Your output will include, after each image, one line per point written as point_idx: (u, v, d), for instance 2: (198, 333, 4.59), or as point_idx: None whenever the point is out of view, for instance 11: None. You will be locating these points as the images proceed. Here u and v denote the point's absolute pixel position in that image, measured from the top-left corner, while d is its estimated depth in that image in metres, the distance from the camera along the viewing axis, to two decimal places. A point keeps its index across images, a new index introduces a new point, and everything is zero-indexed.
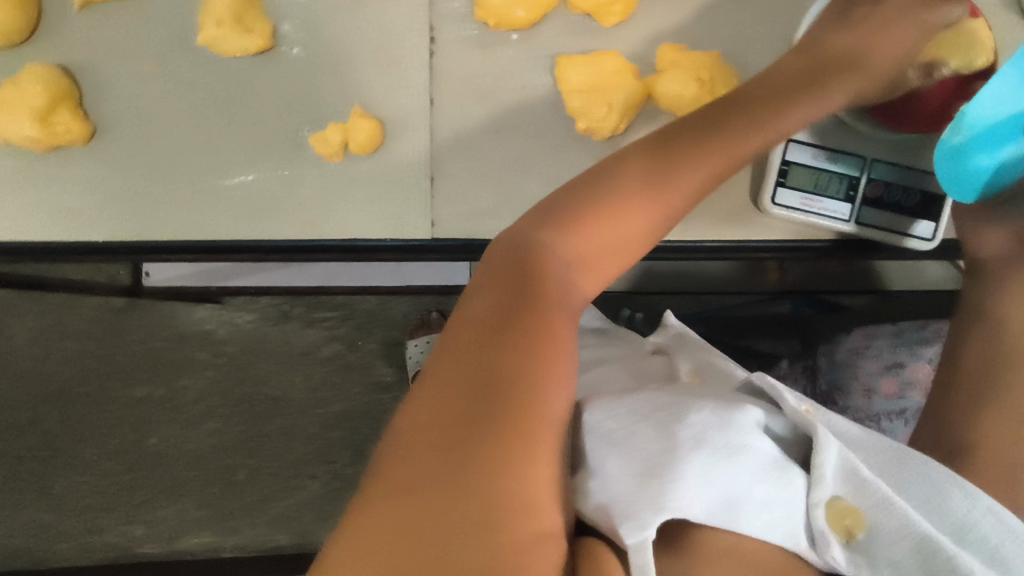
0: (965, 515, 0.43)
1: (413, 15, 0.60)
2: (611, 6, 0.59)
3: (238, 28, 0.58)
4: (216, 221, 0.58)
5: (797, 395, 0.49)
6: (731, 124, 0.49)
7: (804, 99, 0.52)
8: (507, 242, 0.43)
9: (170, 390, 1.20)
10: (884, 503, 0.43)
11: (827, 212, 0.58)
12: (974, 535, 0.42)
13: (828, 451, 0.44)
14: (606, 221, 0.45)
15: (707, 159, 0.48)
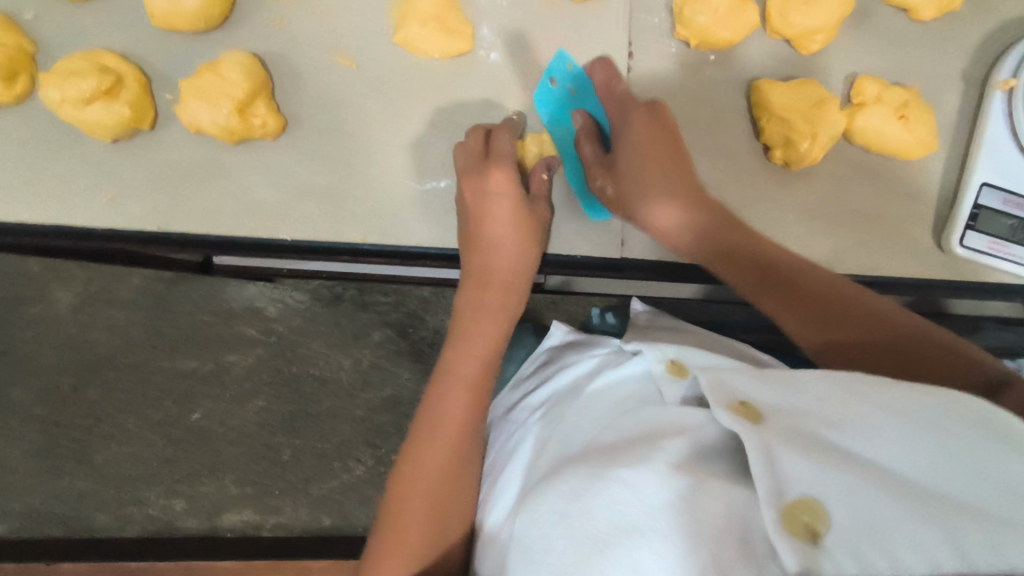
0: (907, 441, 0.35)
1: (614, 29, 0.60)
2: (814, 34, 0.59)
3: (443, 30, 0.56)
4: (411, 225, 0.57)
5: (747, 379, 0.43)
6: (511, 215, 0.55)
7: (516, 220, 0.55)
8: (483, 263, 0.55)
9: (217, 365, 1.03)
10: (824, 485, 0.35)
11: (1010, 256, 0.59)
12: (924, 467, 0.34)
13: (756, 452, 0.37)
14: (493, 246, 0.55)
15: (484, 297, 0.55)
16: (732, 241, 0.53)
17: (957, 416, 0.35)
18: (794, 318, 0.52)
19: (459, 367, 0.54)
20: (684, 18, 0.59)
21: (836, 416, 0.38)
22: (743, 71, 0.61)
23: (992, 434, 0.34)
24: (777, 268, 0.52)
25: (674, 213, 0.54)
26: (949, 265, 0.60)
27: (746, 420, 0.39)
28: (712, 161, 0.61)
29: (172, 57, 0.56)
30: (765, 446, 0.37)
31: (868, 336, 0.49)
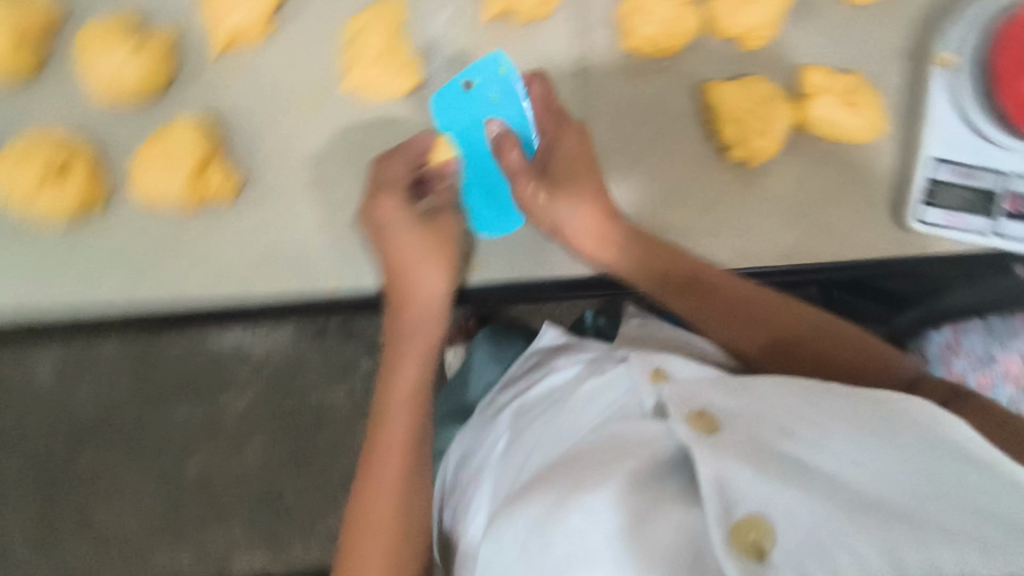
0: (852, 453, 0.36)
1: (561, 48, 0.61)
2: (758, 32, 0.61)
3: (390, 69, 0.56)
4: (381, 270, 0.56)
5: (713, 395, 0.44)
6: (417, 239, 0.54)
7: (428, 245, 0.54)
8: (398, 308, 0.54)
9: (213, 408, 1.01)
10: (771, 501, 0.35)
11: (967, 227, 0.61)
12: (865, 479, 0.35)
13: (703, 464, 0.38)
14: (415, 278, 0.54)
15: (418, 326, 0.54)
16: (659, 249, 0.55)
17: (897, 428, 0.37)
18: (737, 330, 0.54)
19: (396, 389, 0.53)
20: (629, 31, 0.60)
21: (783, 429, 0.39)
22: (692, 76, 0.62)
23: (934, 446, 0.35)
24: (707, 279, 0.54)
25: (591, 228, 0.55)
26: (910, 242, 0.62)
27: (694, 437, 0.41)
28: (672, 167, 0.61)
29: (125, 131, 0.57)
30: (711, 458, 0.38)
31: (804, 339, 0.53)
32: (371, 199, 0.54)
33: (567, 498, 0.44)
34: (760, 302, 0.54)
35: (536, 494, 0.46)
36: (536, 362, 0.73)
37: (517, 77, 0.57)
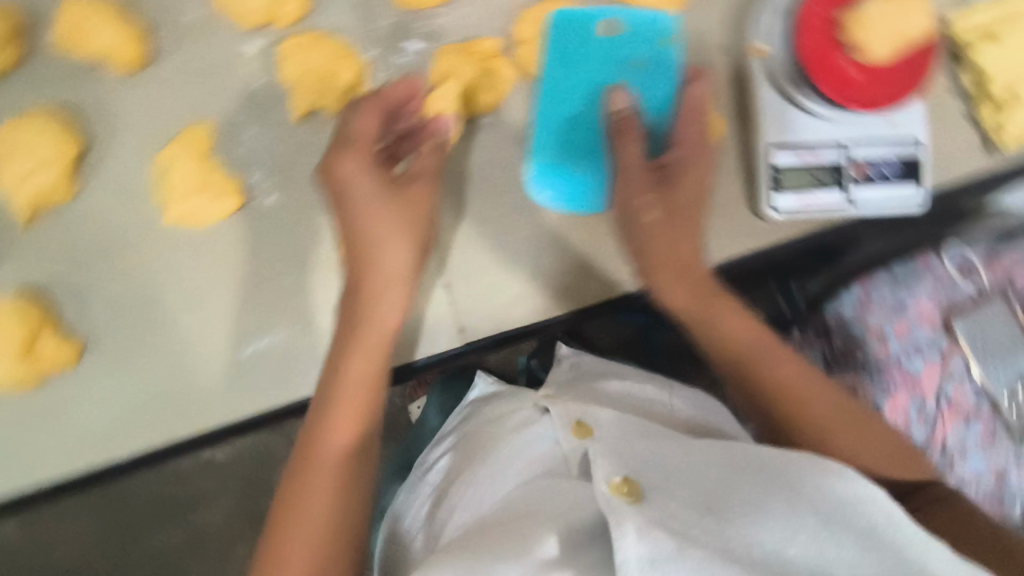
0: (788, 528, 0.41)
1: None
2: (573, 65, 0.60)
3: (207, 194, 0.55)
4: (245, 396, 0.55)
5: (652, 467, 0.47)
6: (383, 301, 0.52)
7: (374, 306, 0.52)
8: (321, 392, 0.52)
9: (190, 529, 0.98)
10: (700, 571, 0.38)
11: (822, 203, 0.61)
12: (799, 549, 0.40)
13: (624, 537, 0.40)
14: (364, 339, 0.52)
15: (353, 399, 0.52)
16: (698, 326, 0.55)
17: (828, 506, 0.41)
18: (764, 402, 0.54)
19: (324, 460, 0.51)
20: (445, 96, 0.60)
21: (718, 504, 0.43)
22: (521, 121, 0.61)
23: (858, 531, 0.40)
24: (756, 364, 0.54)
25: (680, 292, 0.54)
26: (775, 232, 0.61)
27: (614, 501, 0.43)
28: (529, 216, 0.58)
29: None
30: (635, 530, 0.40)
31: (822, 420, 0.52)
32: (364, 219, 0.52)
33: (479, 561, 0.43)
34: (772, 364, 0.54)
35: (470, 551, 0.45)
36: (465, 412, 0.74)
37: (676, 46, 0.61)
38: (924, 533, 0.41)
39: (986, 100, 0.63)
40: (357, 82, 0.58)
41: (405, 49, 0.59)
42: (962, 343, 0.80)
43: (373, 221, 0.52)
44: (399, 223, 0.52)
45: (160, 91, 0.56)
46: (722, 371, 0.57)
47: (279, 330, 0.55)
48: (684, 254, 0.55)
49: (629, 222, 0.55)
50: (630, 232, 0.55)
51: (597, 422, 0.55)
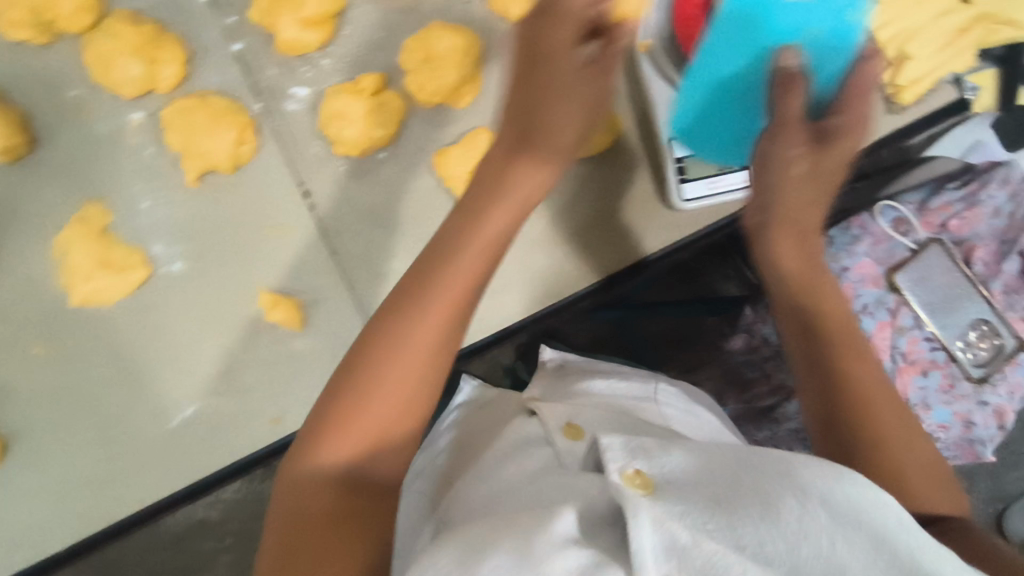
0: (800, 526, 0.34)
1: (278, 179, 0.59)
2: (460, 87, 0.60)
3: (110, 271, 0.55)
4: (182, 466, 0.55)
5: (674, 462, 0.41)
6: (423, 328, 0.44)
7: (409, 342, 0.44)
8: (328, 409, 0.43)
9: None
10: (713, 563, 0.32)
11: (731, 187, 0.60)
12: (813, 547, 0.33)
13: (640, 524, 0.34)
14: (384, 367, 0.43)
15: (356, 424, 0.43)
16: (805, 299, 0.51)
17: (841, 505, 0.36)
18: (813, 387, 0.50)
19: (316, 464, 0.42)
20: (336, 137, 0.59)
21: (728, 499, 0.36)
22: (417, 150, 0.60)
23: (871, 534, 0.34)
24: (846, 354, 0.49)
25: (790, 254, 0.51)
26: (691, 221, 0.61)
27: (630, 493, 0.37)
28: None
29: None
30: (653, 517, 0.34)
31: (870, 424, 0.47)
32: (499, 187, 0.47)
33: (489, 542, 0.37)
34: (855, 368, 0.49)
35: (449, 547, 0.38)
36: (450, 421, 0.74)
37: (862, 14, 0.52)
38: (930, 540, 0.35)
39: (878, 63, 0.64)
40: (248, 135, 0.57)
41: (294, 93, 0.60)
42: (909, 300, 0.82)
43: (515, 183, 0.47)
44: (478, 203, 0.48)
45: (49, 173, 0.56)
46: (794, 352, 0.51)
47: (206, 398, 0.56)
48: (826, 201, 0.51)
49: (774, 171, 0.48)
50: (761, 195, 0.50)
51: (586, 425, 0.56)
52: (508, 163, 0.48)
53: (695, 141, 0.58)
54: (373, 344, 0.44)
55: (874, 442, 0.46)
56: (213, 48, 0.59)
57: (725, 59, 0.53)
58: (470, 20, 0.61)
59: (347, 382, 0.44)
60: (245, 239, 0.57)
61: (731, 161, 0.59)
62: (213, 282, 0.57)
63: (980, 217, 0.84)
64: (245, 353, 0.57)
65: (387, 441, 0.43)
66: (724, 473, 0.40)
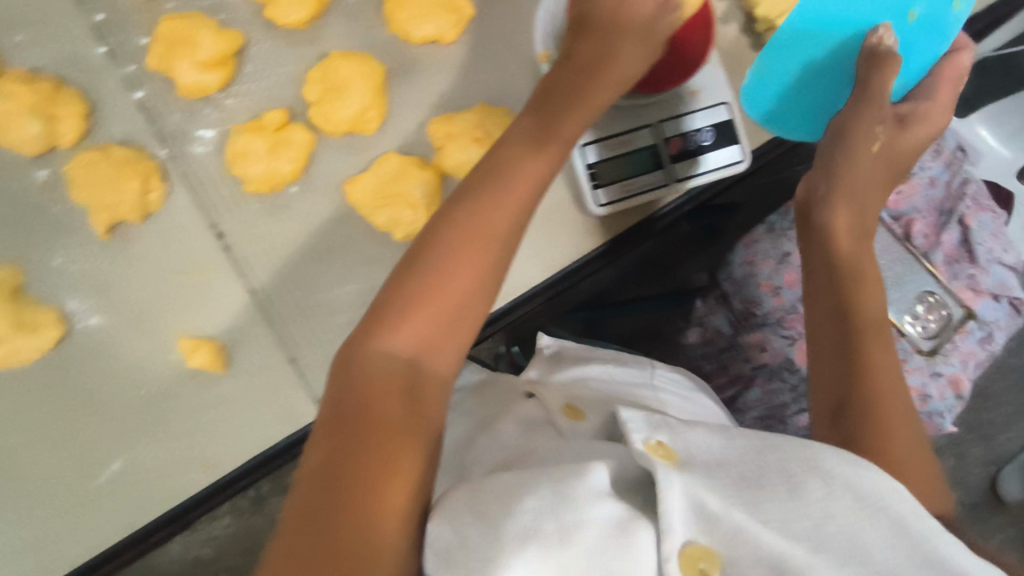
0: (824, 505, 0.37)
1: (189, 223, 0.59)
2: (364, 114, 0.59)
3: (22, 332, 0.55)
4: (118, 518, 0.56)
5: (704, 431, 0.42)
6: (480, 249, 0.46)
7: (461, 273, 0.45)
8: (387, 322, 0.44)
9: None
10: (740, 533, 0.36)
11: (644, 187, 0.62)
12: (835, 527, 0.36)
13: (673, 487, 0.37)
14: (438, 285, 0.45)
15: (416, 323, 0.44)
16: (845, 281, 0.54)
17: (863, 490, 0.38)
18: (829, 350, 0.53)
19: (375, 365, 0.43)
20: (245, 176, 0.58)
21: (757, 476, 0.39)
22: (327, 180, 0.60)
23: (890, 518, 0.36)
24: (869, 341, 0.52)
25: (844, 234, 0.56)
26: (605, 227, 0.63)
27: (651, 454, 0.39)
28: (360, 275, 0.59)
29: None
30: (685, 485, 0.37)
31: (876, 387, 0.51)
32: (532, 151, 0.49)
33: (519, 492, 0.40)
34: (869, 338, 0.52)
35: (490, 492, 0.41)
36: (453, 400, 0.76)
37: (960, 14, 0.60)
38: (940, 528, 0.37)
39: None
40: (154, 182, 0.57)
41: (200, 136, 0.59)
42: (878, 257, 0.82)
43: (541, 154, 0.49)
44: (513, 160, 0.49)
45: None
46: (821, 332, 0.54)
47: (133, 449, 0.56)
48: (874, 194, 0.58)
49: (850, 146, 0.57)
50: (822, 178, 0.58)
51: (585, 405, 0.61)
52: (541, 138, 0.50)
53: (783, 116, 0.63)
54: (434, 272, 0.45)
55: (873, 403, 0.50)
56: (114, 98, 0.59)
57: (819, 46, 0.59)
58: (371, 44, 0.61)
59: (400, 291, 0.45)
60: (162, 288, 0.58)
61: (809, 137, 0.64)
62: (134, 332, 0.57)
63: (915, 190, 0.84)
64: (171, 399, 0.57)
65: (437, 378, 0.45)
66: (749, 450, 0.41)
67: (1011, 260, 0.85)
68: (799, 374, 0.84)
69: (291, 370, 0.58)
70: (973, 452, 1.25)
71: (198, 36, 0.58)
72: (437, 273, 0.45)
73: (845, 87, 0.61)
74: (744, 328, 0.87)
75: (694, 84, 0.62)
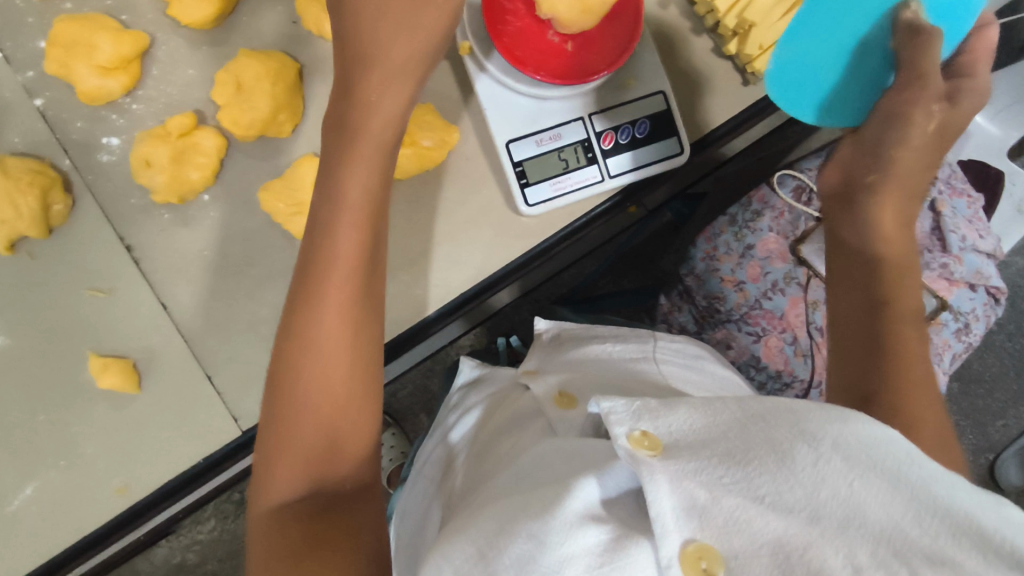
0: (816, 471, 0.33)
1: (99, 235, 0.56)
2: (276, 117, 0.56)
3: None
4: (31, 547, 0.53)
5: (686, 411, 0.38)
6: (359, 251, 0.46)
7: (354, 280, 0.46)
8: (290, 336, 0.46)
9: None
10: (734, 521, 0.32)
11: (578, 184, 0.59)
12: (830, 493, 0.32)
13: (657, 486, 0.34)
14: (334, 293, 0.45)
15: (317, 342, 0.45)
16: (877, 278, 0.49)
17: (855, 444, 0.33)
18: (856, 329, 0.49)
19: (304, 378, 0.45)
20: (151, 187, 0.55)
21: (741, 451, 0.35)
22: (243, 187, 0.58)
23: (887, 472, 0.32)
24: (899, 326, 0.47)
25: (888, 220, 0.49)
26: (539, 226, 0.60)
27: (634, 449, 0.36)
28: (278, 286, 0.57)
29: None
30: (670, 479, 0.34)
31: (905, 361, 0.46)
32: (326, 244, 0.46)
33: (509, 524, 0.36)
34: (896, 311, 0.47)
35: (481, 522, 0.38)
36: (452, 403, 0.72)
37: None
38: (943, 470, 0.33)
39: (725, 32, 0.59)
40: (57, 195, 0.55)
41: (106, 144, 0.57)
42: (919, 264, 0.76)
43: (337, 235, 0.46)
44: (321, 268, 0.46)
45: None
46: (844, 332, 0.49)
47: (43, 474, 0.54)
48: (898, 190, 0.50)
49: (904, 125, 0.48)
50: (870, 157, 0.50)
51: (578, 394, 0.55)
52: (333, 215, 0.46)
53: (832, 108, 0.53)
54: (325, 285, 0.45)
55: (902, 384, 0.45)
56: (14, 106, 0.56)
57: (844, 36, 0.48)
58: (285, 43, 0.59)
59: (304, 299, 0.46)
60: (70, 306, 0.55)
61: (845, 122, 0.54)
62: (42, 353, 0.55)
63: None
64: (83, 420, 0.54)
65: (352, 381, 0.46)
66: (732, 426, 0.36)
67: (987, 246, 0.80)
68: (766, 371, 0.79)
69: (208, 388, 0.55)
70: (966, 440, 1.19)
71: (95, 38, 0.54)
72: (291, 414, 0.45)
73: (888, 56, 0.49)
74: (710, 323, 0.83)
75: (626, 72, 0.59)
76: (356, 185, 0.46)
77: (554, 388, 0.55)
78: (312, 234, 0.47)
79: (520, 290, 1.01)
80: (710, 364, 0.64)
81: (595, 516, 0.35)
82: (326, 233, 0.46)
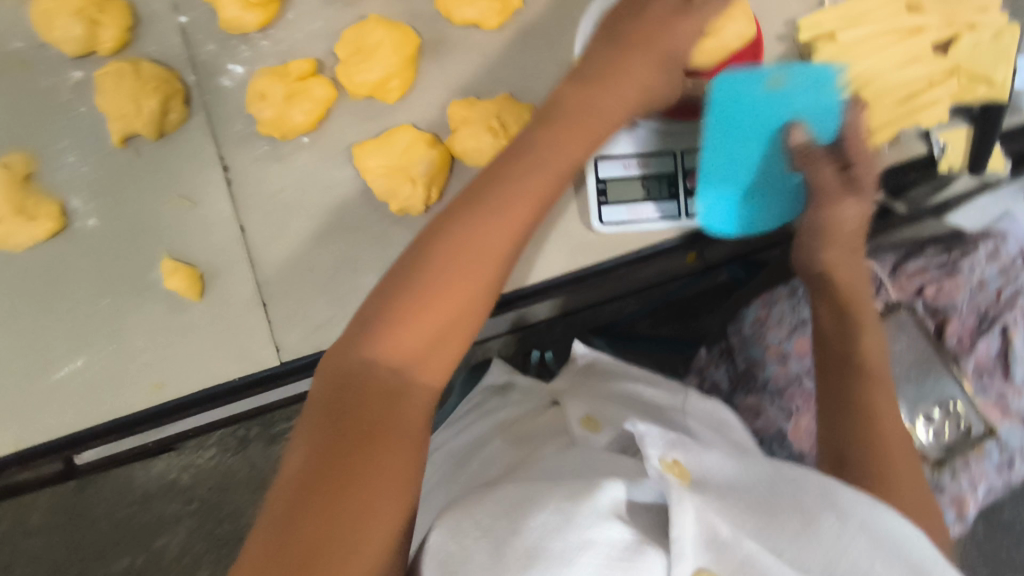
0: (840, 542, 0.33)
1: (200, 149, 0.60)
2: (386, 82, 0.59)
3: (22, 218, 0.57)
4: (62, 417, 0.57)
5: (721, 454, 0.39)
6: (547, 181, 0.49)
7: (528, 197, 0.48)
8: (462, 225, 0.46)
9: None
10: (750, 563, 0.32)
11: (653, 216, 0.59)
12: (851, 565, 0.32)
13: (683, 511, 0.33)
14: (515, 202, 0.48)
15: (488, 238, 0.46)
16: None
17: (882, 529, 0.34)
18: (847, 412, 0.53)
19: (447, 265, 0.45)
20: (260, 118, 0.59)
21: (769, 504, 0.35)
22: (340, 139, 0.61)
23: (909, 565, 0.33)
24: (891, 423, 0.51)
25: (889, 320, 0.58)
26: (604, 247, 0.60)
27: (670, 475, 0.36)
28: (347, 237, 0.59)
29: None
30: (696, 506, 0.34)
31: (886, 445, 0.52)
32: (523, 171, 0.49)
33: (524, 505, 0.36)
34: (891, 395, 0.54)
35: (495, 497, 0.38)
36: (475, 402, 0.73)
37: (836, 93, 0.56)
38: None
39: None
40: (175, 104, 0.59)
41: (229, 71, 0.61)
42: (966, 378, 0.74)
43: (536, 167, 0.49)
44: (515, 186, 0.48)
45: None
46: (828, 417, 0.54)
47: (92, 353, 0.57)
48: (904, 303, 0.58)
49: None
50: None
51: (605, 420, 0.55)
52: (539, 149, 0.49)
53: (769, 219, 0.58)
54: (506, 196, 0.48)
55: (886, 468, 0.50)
56: (160, 18, 0.61)
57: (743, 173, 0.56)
58: (412, 17, 0.62)
59: (488, 196, 0.48)
60: (158, 207, 0.59)
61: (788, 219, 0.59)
62: (123, 242, 0.59)
63: (959, 288, 0.76)
64: (141, 313, 0.58)
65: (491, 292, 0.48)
66: (764, 480, 0.37)
67: None
68: (789, 450, 0.75)
69: (260, 315, 0.58)
70: None
71: None
72: (428, 294, 0.44)
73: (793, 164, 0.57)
74: (743, 389, 0.81)
75: None
76: (571, 142, 0.50)
77: (582, 411, 0.56)
78: (506, 153, 0.50)
79: (561, 308, 1.02)
80: (738, 432, 0.62)
81: (619, 514, 0.34)
82: (513, 156, 0.49)
